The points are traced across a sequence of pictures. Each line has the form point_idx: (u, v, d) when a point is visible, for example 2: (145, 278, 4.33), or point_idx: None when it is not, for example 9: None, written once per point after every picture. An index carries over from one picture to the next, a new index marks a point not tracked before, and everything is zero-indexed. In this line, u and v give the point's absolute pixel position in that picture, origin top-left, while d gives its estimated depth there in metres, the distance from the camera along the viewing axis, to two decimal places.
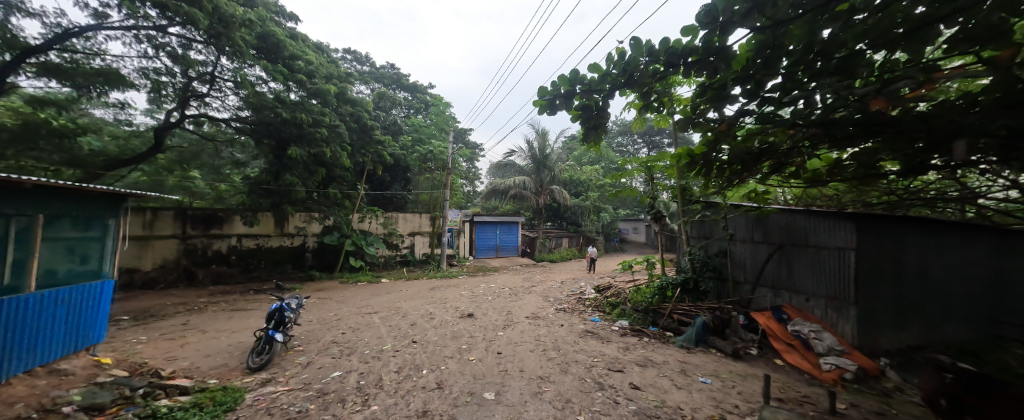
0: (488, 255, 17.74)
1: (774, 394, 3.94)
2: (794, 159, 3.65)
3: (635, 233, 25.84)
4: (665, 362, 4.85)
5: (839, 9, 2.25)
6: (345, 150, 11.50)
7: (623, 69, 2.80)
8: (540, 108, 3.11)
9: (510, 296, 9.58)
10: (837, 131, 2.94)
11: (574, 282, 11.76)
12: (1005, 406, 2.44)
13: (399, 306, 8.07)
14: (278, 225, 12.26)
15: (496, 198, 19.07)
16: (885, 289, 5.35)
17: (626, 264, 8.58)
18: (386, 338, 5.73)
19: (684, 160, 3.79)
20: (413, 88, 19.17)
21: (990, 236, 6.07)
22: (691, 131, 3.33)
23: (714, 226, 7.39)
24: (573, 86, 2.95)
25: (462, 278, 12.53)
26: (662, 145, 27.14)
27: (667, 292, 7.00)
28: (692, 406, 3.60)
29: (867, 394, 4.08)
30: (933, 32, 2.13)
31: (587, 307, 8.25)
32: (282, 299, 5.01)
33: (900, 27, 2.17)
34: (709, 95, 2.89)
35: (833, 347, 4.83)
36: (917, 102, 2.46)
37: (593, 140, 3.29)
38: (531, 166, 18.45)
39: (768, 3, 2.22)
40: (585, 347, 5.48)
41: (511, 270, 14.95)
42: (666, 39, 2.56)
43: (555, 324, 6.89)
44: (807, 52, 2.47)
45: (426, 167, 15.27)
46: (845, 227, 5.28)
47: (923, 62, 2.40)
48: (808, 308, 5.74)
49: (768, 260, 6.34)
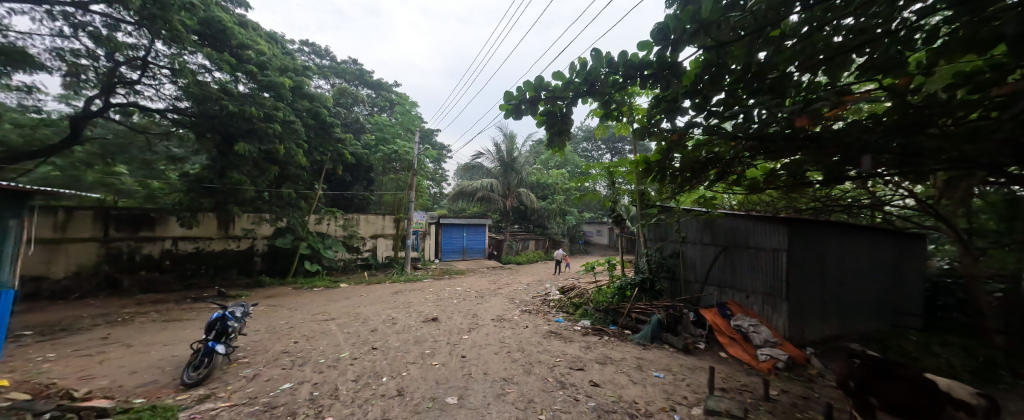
0: (454, 258, 17.52)
1: (718, 384, 4.29)
2: (736, 168, 4.03)
3: (599, 236, 26.70)
4: (622, 359, 5.11)
5: (772, 34, 2.56)
6: (301, 148, 10.90)
7: (585, 78, 2.96)
8: (506, 112, 3.19)
9: (476, 299, 9.56)
10: (770, 144, 3.30)
11: (540, 284, 11.97)
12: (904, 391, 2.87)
13: (359, 312, 7.76)
14: (222, 227, 11.30)
15: (463, 200, 18.91)
16: (811, 286, 6.00)
17: (588, 266, 8.89)
18: (344, 345, 5.51)
19: (641, 167, 4.05)
20: (377, 86, 18.56)
21: (894, 239, 7.05)
22: (648, 139, 3.57)
23: (668, 229, 7.89)
24: (538, 93, 3.06)
25: (427, 282, 12.27)
26: (624, 151, 28.36)
27: (626, 292, 7.45)
28: (646, 399, 3.84)
29: (795, 380, 4.59)
30: (847, 60, 2.48)
31: (551, 308, 8.46)
32: (224, 307, 4.65)
33: (821, 54, 2.50)
34: (663, 107, 3.12)
35: (768, 340, 5.36)
36: (833, 121, 2.84)
37: (557, 145, 3.41)
38: (499, 169, 18.54)
39: (714, 25, 2.46)
40: (548, 347, 5.63)
41: (477, 272, 14.88)
42: (625, 52, 2.74)
43: (520, 325, 7.00)
44: (745, 72, 2.77)
45: (390, 167, 14.82)
46: (778, 230, 5.87)
47: (837, 86, 2.78)
48: (748, 304, 6.30)
49: (715, 261, 6.87)
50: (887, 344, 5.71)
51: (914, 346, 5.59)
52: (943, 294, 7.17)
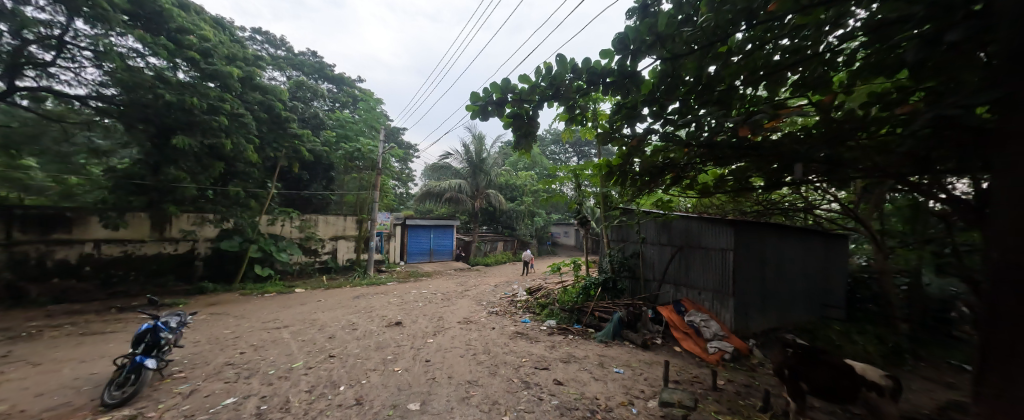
0: (420, 260, 17.08)
1: (672, 377, 4.55)
2: (689, 173, 4.29)
3: (565, 237, 27.20)
4: (585, 357, 5.27)
5: (721, 50, 2.79)
6: (251, 144, 10.15)
7: (550, 82, 3.03)
8: (473, 113, 3.19)
9: (443, 301, 9.39)
10: (718, 152, 3.54)
11: (507, 285, 11.99)
12: (831, 377, 3.20)
13: (316, 318, 7.35)
14: (156, 229, 10.23)
15: (430, 200, 18.52)
16: (754, 283, 6.52)
17: (555, 266, 9.04)
18: (297, 354, 5.19)
19: (604, 171, 4.21)
20: (338, 80, 17.70)
21: (824, 240, 7.83)
22: (610, 144, 3.72)
23: (630, 230, 8.21)
24: (504, 95, 3.09)
25: (391, 285, 11.84)
26: (590, 154, 29.12)
27: (590, 291, 7.71)
28: (606, 395, 3.99)
29: (739, 370, 4.98)
30: (783, 77, 2.76)
31: (518, 309, 8.51)
32: (156, 317, 4.21)
33: (761, 70, 2.77)
34: (623, 113, 3.25)
35: (717, 333, 5.76)
36: (771, 131, 3.12)
37: (523, 147, 3.45)
38: (467, 169, 18.35)
39: (669, 38, 2.62)
40: (514, 348, 5.66)
41: (444, 274, 14.62)
42: (588, 59, 2.85)
43: (487, 327, 6.97)
44: (697, 84, 2.98)
45: (352, 166, 14.18)
46: (726, 232, 6.33)
47: (774, 100, 3.08)
48: (700, 300, 6.72)
49: (672, 260, 7.26)
50: (816, 333, 6.36)
51: (838, 334, 6.26)
52: (862, 288, 8.09)
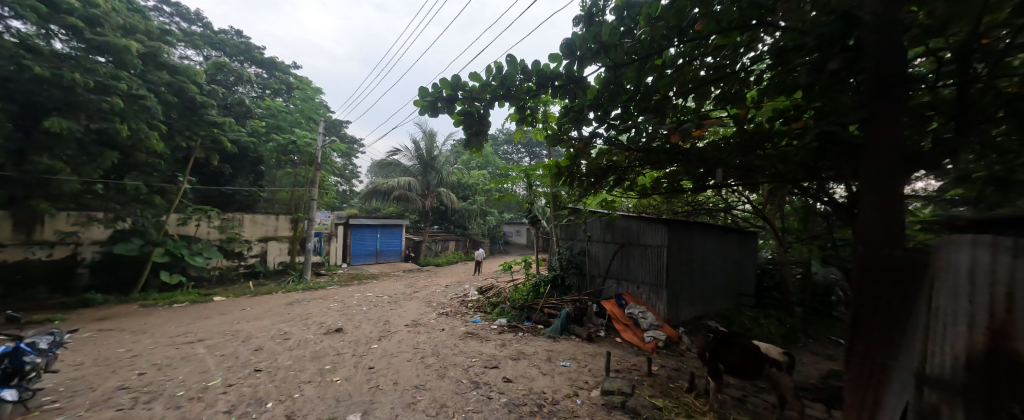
0: (365, 261, 16.06)
1: (613, 366, 4.84)
2: (629, 176, 4.57)
3: (518, 236, 27.49)
4: (534, 353, 5.38)
5: (656, 63, 3.01)
6: (155, 131, 8.80)
7: (501, 82, 3.03)
8: (422, 109, 3.07)
9: (389, 304, 8.98)
10: (655, 158, 3.79)
11: (458, 285, 11.79)
12: (743, 357, 3.60)
13: (240, 329, 6.60)
14: (25, 230, 8.44)
15: (376, 198, 17.62)
16: (684, 276, 7.17)
17: (506, 265, 9.09)
18: (217, 371, 4.63)
19: (554, 171, 4.33)
20: (270, 65, 16.03)
21: (740, 236, 8.84)
22: (558, 146, 3.83)
23: (577, 229, 8.53)
24: (455, 92, 3.03)
25: (332, 289, 11.05)
26: (542, 155, 29.72)
27: (540, 288, 7.92)
28: (553, 388, 4.12)
29: (670, 356, 5.46)
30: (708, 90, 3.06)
31: (469, 309, 8.44)
32: (18, 339, 3.49)
33: (690, 83, 3.05)
34: (570, 117, 3.36)
35: (653, 323, 6.25)
36: (698, 139, 3.44)
37: (474, 145, 3.40)
38: (417, 167, 17.71)
39: (611, 47, 2.77)
40: (464, 348, 5.61)
41: (392, 276, 13.91)
42: (537, 62, 2.91)
43: (436, 329, 6.81)
44: (636, 92, 3.17)
45: (287, 160, 12.98)
46: (661, 230, 6.88)
47: (700, 112, 3.39)
48: (639, 294, 7.22)
49: (614, 257, 7.68)
50: (734, 319, 7.16)
51: (751, 320, 7.12)
52: (770, 278, 9.26)
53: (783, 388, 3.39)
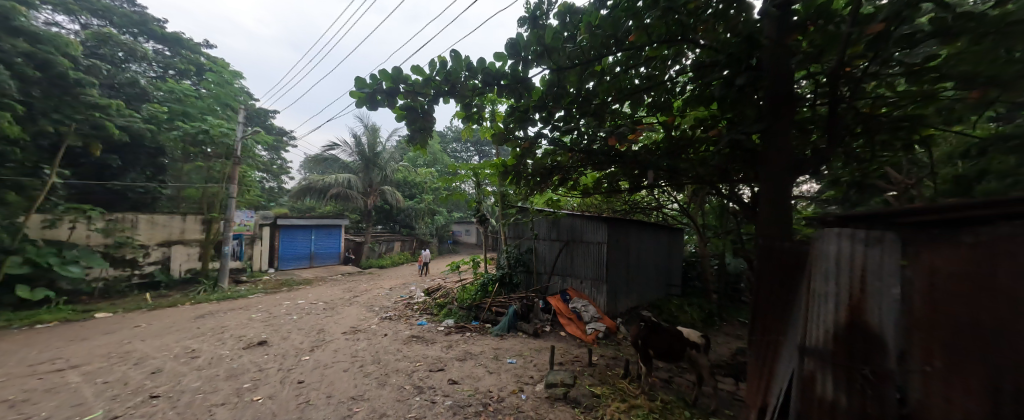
0: (297, 265, 14.47)
1: (558, 360, 5.01)
2: (572, 176, 4.73)
3: (467, 235, 27.18)
4: (481, 352, 5.36)
5: (596, 69, 3.16)
6: (7, 111, 7.14)
7: (445, 78, 2.95)
8: (358, 101, 2.81)
9: (325, 311, 8.32)
10: (595, 160, 3.97)
11: (404, 288, 11.31)
12: (668, 342, 3.92)
13: (133, 350, 5.61)
14: None
15: (311, 196, 16.24)
16: (621, 270, 7.64)
17: (454, 265, 8.91)
18: (98, 402, 3.89)
19: (500, 170, 4.33)
20: (174, 41, 13.79)
21: (669, 232, 9.69)
22: (504, 145, 3.84)
23: (525, 227, 8.63)
24: (396, 85, 2.82)
25: (257, 297, 9.93)
26: (492, 154, 29.73)
27: (488, 287, 7.94)
28: (498, 386, 4.15)
29: (609, 345, 5.82)
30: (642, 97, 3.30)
31: (415, 311, 8.14)
32: None
33: (626, 90, 3.26)
34: (516, 116, 3.39)
35: (594, 316, 6.58)
36: (634, 142, 3.69)
37: (418, 142, 3.26)
38: (358, 163, 16.58)
39: (554, 50, 2.83)
40: (408, 353, 5.39)
41: (329, 281, 12.87)
42: (483, 59, 2.89)
43: (378, 334, 6.47)
44: (578, 96, 3.29)
45: (197, 152, 11.13)
46: (602, 228, 7.29)
47: (634, 118, 3.64)
48: (581, 288, 7.55)
49: (559, 254, 7.91)
50: (664, 308, 7.82)
51: (678, 308, 7.85)
52: (693, 269, 10.28)
53: (700, 367, 3.78)
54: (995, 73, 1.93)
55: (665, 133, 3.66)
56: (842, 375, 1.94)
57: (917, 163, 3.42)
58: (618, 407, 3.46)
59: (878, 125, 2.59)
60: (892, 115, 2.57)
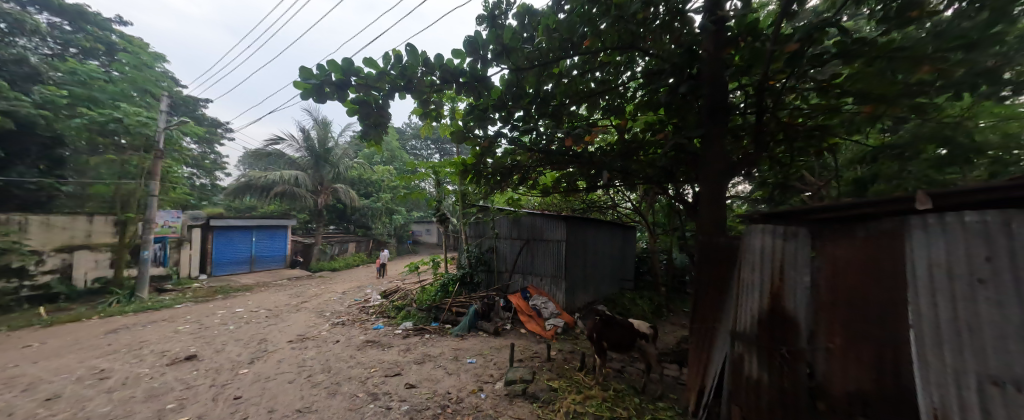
0: (235, 270, 13.15)
1: (517, 357, 5.06)
2: (532, 176, 4.78)
3: (428, 234, 26.53)
4: (440, 354, 5.26)
5: (553, 71, 3.23)
6: None
7: (401, 72, 2.83)
8: (303, 93, 2.58)
9: (269, 319, 7.70)
10: (552, 160, 4.04)
11: (359, 291, 10.78)
12: (620, 333, 4.09)
13: (23, 374, 4.79)
14: None
15: (252, 195, 14.89)
16: (579, 267, 7.88)
17: (412, 266, 8.64)
18: None
19: (460, 169, 4.26)
20: (76, 15, 11.05)
21: (624, 230, 10.13)
22: (463, 143, 3.78)
23: (485, 226, 8.59)
24: (347, 77, 2.64)
25: (187, 307, 8.92)
26: (453, 152, 29.27)
27: (449, 287, 7.82)
28: (458, 387, 4.10)
29: (567, 340, 5.99)
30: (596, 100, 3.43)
31: (370, 315, 7.79)
32: None
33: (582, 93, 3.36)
34: (475, 115, 3.36)
35: (553, 312, 6.74)
36: (589, 143, 3.82)
37: (371, 138, 3.09)
38: (307, 159, 15.44)
39: (513, 50, 2.83)
40: (362, 359, 5.14)
41: (273, 286, 11.88)
42: (441, 55, 2.82)
43: (329, 341, 6.10)
44: (536, 96, 3.34)
45: (109, 143, 9.53)
46: (561, 226, 7.47)
47: (589, 120, 3.77)
48: (541, 286, 7.67)
49: (519, 252, 7.97)
50: (618, 302, 8.20)
51: (631, 301, 8.27)
52: (645, 264, 10.90)
53: (649, 356, 3.99)
54: (883, 91, 2.28)
55: (619, 135, 3.82)
56: (763, 354, 2.18)
57: (825, 167, 3.92)
58: (574, 399, 3.55)
59: (796, 133, 2.92)
60: (806, 125, 2.92)
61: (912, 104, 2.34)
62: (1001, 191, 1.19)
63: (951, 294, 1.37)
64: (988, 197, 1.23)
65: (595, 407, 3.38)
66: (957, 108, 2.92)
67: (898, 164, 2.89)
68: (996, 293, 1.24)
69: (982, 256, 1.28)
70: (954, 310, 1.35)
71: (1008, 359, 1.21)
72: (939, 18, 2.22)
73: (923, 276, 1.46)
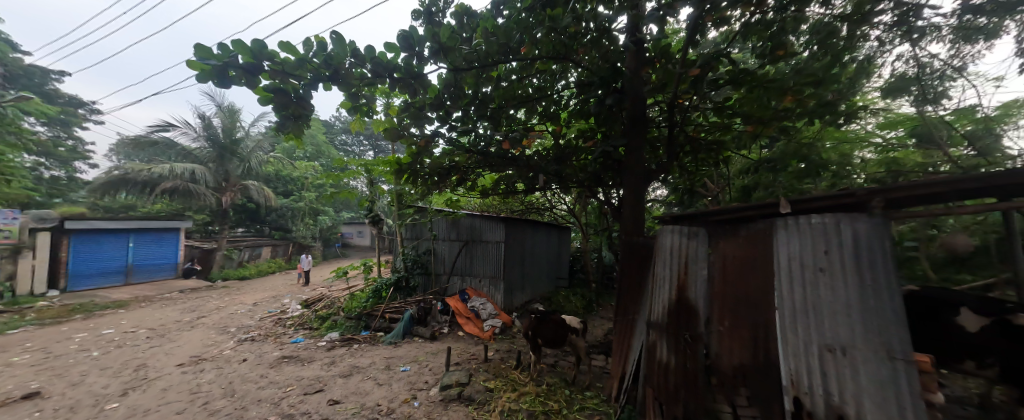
0: (106, 283, 10.81)
1: (454, 360, 4.99)
2: (471, 178, 4.70)
3: (359, 237, 24.69)
4: (370, 364, 4.95)
5: (492, 74, 3.27)
6: None
7: (325, 62, 2.61)
8: (200, 75, 2.21)
9: (154, 340, 6.47)
10: (491, 163, 4.04)
11: (274, 302, 9.60)
12: (553, 329, 4.28)
13: None
14: None
15: (132, 191, 12.40)
16: (517, 268, 8.01)
17: (340, 272, 7.97)
18: None
19: (394, 168, 4.04)
20: None
21: (560, 230, 10.57)
22: (398, 141, 3.60)
23: (423, 228, 8.30)
24: (259, 62, 2.35)
25: (30, 331, 7.07)
26: (388, 150, 27.72)
27: (382, 293, 7.38)
28: (389, 397, 3.91)
29: (505, 339, 6.08)
30: (533, 107, 3.57)
31: (288, 328, 7.01)
32: None
33: (519, 98, 3.47)
34: (411, 113, 3.26)
35: (491, 312, 6.77)
36: (528, 147, 3.93)
37: (290, 131, 2.78)
38: (207, 151, 13.27)
39: (450, 50, 2.78)
40: (277, 377, 4.61)
41: (159, 301, 9.99)
42: (372, 47, 2.66)
43: (235, 360, 5.35)
44: (474, 99, 3.33)
45: None
46: (499, 227, 7.55)
47: (526, 124, 3.88)
48: (479, 287, 7.65)
49: (459, 254, 7.84)
50: (553, 300, 8.55)
51: (567, 299, 8.66)
52: (578, 263, 11.52)
53: (578, 348, 4.22)
54: (761, 115, 2.77)
55: (554, 141, 3.98)
56: (670, 340, 2.46)
57: (722, 175, 4.56)
58: (509, 397, 3.61)
59: (701, 145, 3.36)
60: (707, 140, 3.39)
61: (780, 127, 2.86)
62: (835, 198, 1.52)
63: (803, 281, 1.70)
64: (828, 203, 1.56)
65: (528, 403, 3.47)
66: (811, 131, 3.65)
67: (772, 175, 3.52)
68: (831, 279, 1.58)
69: (822, 250, 1.61)
70: (804, 293, 1.69)
71: (837, 331, 1.54)
72: (798, 58, 2.74)
73: (784, 267, 1.79)
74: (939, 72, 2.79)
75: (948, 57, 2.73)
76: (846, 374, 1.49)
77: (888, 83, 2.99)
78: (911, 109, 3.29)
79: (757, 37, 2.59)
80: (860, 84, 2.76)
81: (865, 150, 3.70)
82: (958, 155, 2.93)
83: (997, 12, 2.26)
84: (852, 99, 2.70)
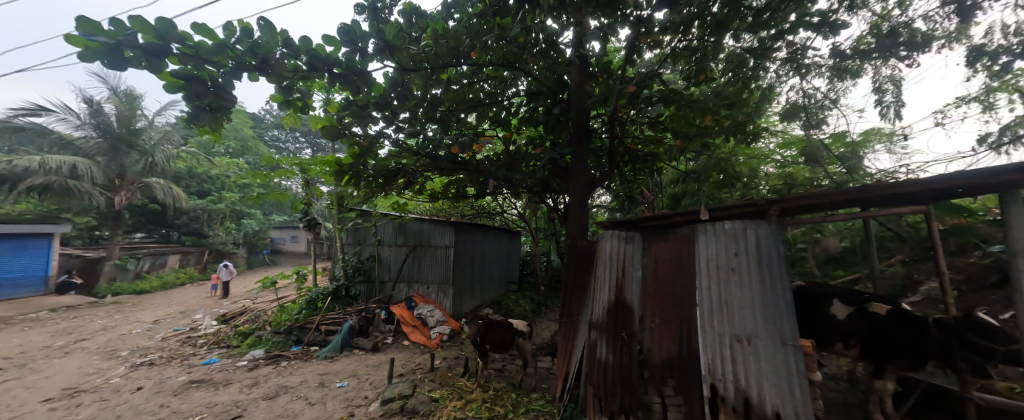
0: None
1: (397, 371, 4.77)
2: (419, 181, 4.54)
3: (291, 242, 22.55)
4: (301, 382, 4.54)
5: (441, 77, 3.23)
6: None
7: (252, 50, 2.36)
8: (84, 52, 1.87)
9: (11, 372, 5.26)
10: (440, 167, 3.95)
11: (182, 318, 8.34)
12: (499, 334, 4.28)
13: None
14: None
15: None
16: (467, 273, 7.90)
17: (267, 282, 7.20)
18: None
19: (334, 169, 3.77)
20: None
21: (510, 234, 10.64)
22: (338, 140, 3.38)
23: (366, 233, 7.83)
24: (166, 43, 2.07)
25: None
26: (327, 149, 25.84)
27: (317, 304, 6.90)
28: (322, 417, 3.62)
29: (452, 347, 5.95)
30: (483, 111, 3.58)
31: (200, 348, 6.15)
32: None
33: (468, 102, 3.46)
34: (353, 111, 3.09)
35: (439, 319, 6.58)
36: (478, 152, 3.93)
37: (205, 124, 2.45)
38: (96, 142, 11.22)
39: (397, 49, 2.68)
40: (184, 405, 4.02)
41: (22, 322, 8.16)
42: (308, 39, 2.47)
43: (128, 389, 4.56)
44: (422, 100, 3.25)
45: None
46: (449, 231, 7.37)
47: (476, 129, 3.88)
48: (427, 294, 7.40)
49: (406, 259, 7.51)
50: (502, 304, 8.58)
51: (516, 303, 8.73)
52: (527, 267, 11.68)
53: (525, 351, 4.27)
54: (686, 130, 3.08)
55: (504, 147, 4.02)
56: (609, 339, 2.59)
57: (657, 184, 4.94)
58: (454, 405, 3.54)
59: (637, 155, 3.63)
60: (642, 151, 3.68)
61: (702, 142, 3.21)
62: (742, 206, 1.76)
63: (718, 280, 1.91)
64: (738, 210, 1.80)
65: (473, 410, 3.43)
66: (728, 147, 4.12)
67: (698, 185, 3.91)
68: (739, 277, 1.80)
69: (734, 252, 1.83)
70: (718, 290, 1.90)
71: (744, 323, 1.76)
72: (717, 81, 3.10)
73: (703, 267, 2.01)
74: (820, 103, 3.33)
75: (827, 90, 3.28)
76: (750, 361, 1.70)
77: (785, 109, 3.51)
78: (801, 132, 3.88)
79: (684, 61, 2.88)
80: (764, 108, 3.20)
81: (769, 165, 4.28)
82: (835, 171, 3.53)
83: (858, 56, 2.78)
84: (758, 120, 3.11)
